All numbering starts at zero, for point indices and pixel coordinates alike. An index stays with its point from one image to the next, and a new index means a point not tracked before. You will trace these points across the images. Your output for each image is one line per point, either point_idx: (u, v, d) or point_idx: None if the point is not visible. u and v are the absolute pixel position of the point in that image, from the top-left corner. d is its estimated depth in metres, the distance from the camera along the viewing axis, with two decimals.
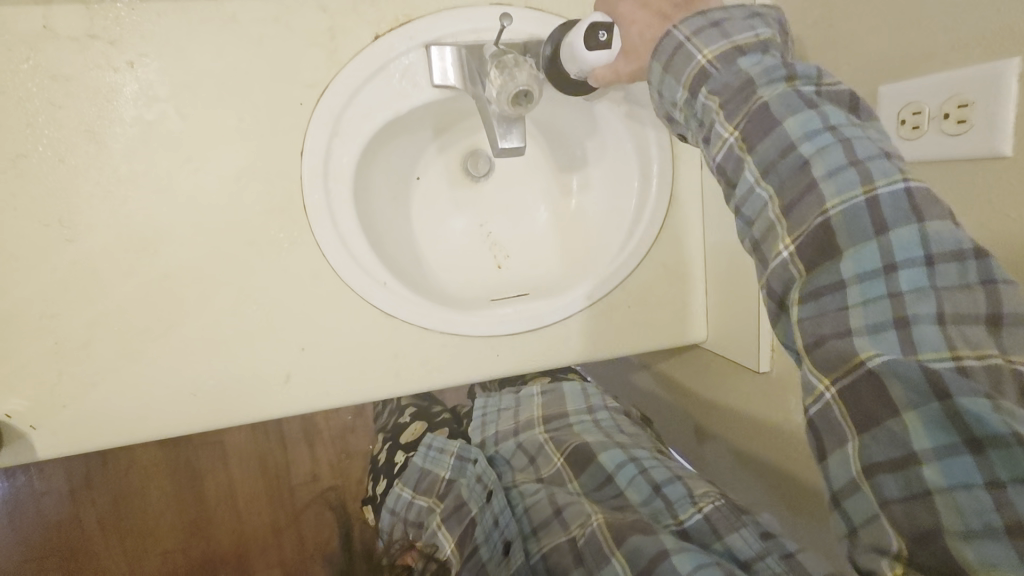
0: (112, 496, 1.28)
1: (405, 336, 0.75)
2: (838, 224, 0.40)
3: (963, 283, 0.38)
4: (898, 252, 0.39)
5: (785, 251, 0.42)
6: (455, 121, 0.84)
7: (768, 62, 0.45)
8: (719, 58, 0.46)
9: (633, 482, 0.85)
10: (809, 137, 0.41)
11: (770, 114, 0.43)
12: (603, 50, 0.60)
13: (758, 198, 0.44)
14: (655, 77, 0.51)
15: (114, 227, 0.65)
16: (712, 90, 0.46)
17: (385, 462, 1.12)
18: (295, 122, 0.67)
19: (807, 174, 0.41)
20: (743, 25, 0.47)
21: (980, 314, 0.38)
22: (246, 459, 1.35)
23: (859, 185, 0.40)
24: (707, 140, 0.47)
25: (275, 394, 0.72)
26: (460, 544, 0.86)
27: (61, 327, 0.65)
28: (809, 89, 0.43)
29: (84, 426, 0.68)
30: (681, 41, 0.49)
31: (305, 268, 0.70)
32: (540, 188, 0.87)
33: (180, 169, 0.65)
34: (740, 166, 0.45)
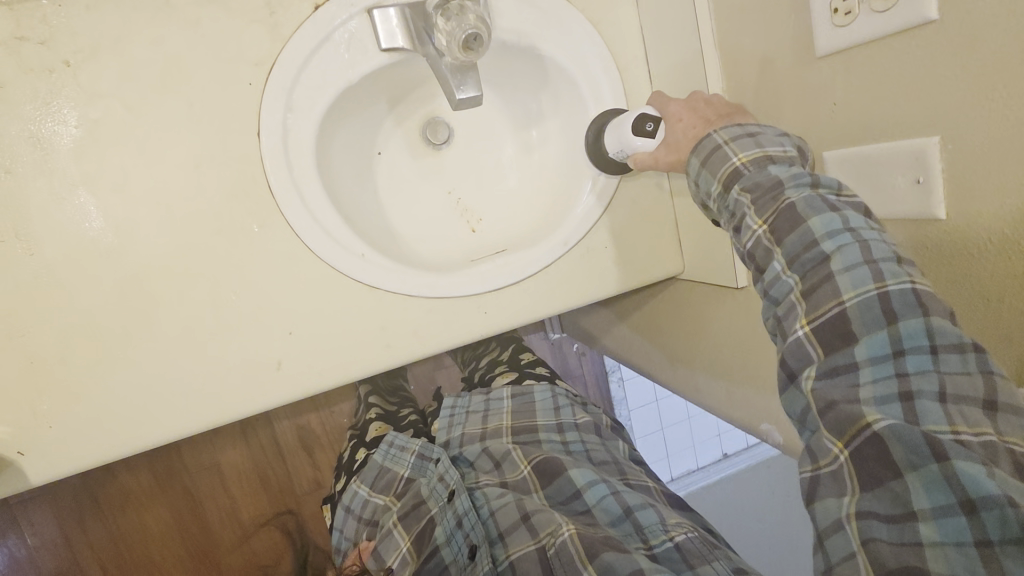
0: (110, 536, 1.24)
1: (390, 308, 0.75)
2: (853, 313, 0.45)
3: (965, 369, 0.42)
4: (904, 338, 0.43)
5: (801, 331, 0.47)
6: (408, 90, 0.83)
7: (795, 170, 0.52)
8: (751, 163, 0.55)
9: (603, 502, 0.77)
10: (831, 236, 0.47)
11: (797, 213, 0.49)
12: (648, 137, 0.70)
13: (784, 283, 0.49)
14: (694, 172, 0.61)
15: (73, 233, 0.63)
16: (744, 188, 0.53)
17: (348, 457, 1.01)
18: (247, 105, 0.66)
19: (827, 265, 0.47)
20: (775, 140, 0.56)
21: (978, 397, 0.41)
22: (245, 477, 1.32)
23: (873, 281, 0.45)
24: (737, 229, 0.54)
25: (267, 382, 0.72)
26: (418, 540, 0.76)
27: (34, 344, 0.63)
28: (832, 196, 0.50)
29: (74, 442, 0.66)
30: (720, 144, 0.58)
31: (278, 252, 0.69)
32: (502, 147, 0.88)
33: (136, 166, 0.64)
34: (766, 254, 0.50)
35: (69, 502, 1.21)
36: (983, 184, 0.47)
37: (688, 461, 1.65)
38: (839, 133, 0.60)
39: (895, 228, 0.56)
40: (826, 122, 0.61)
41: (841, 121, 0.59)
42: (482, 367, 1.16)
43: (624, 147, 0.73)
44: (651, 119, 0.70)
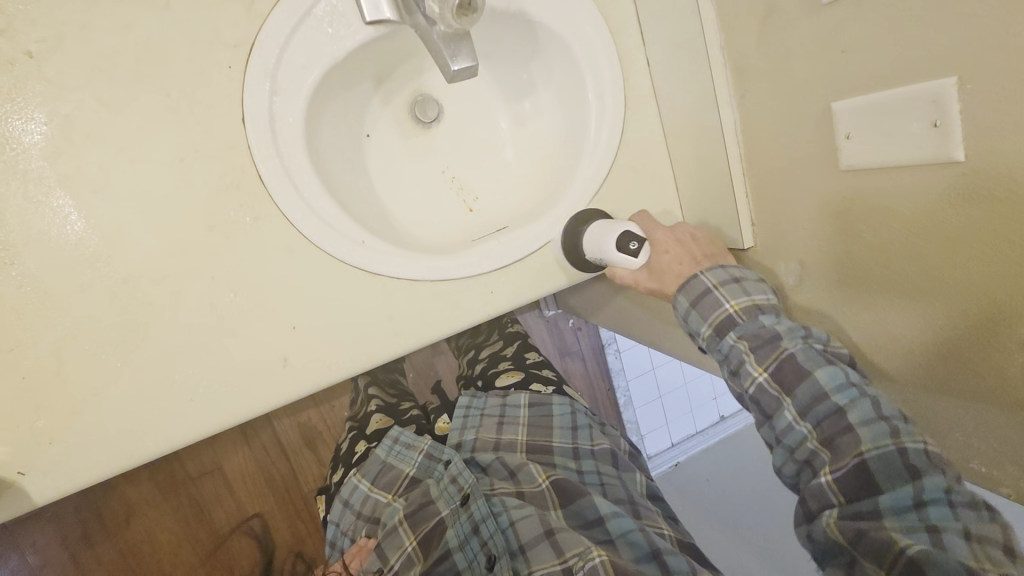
0: (117, 551, 1.21)
1: (396, 295, 0.73)
2: (874, 464, 0.53)
3: (981, 517, 0.50)
4: (927, 491, 0.51)
5: (825, 478, 0.56)
6: (395, 67, 0.80)
7: (783, 322, 0.64)
8: (742, 312, 0.66)
9: (628, 537, 0.70)
10: (838, 389, 0.58)
11: (801, 365, 0.59)
12: (629, 256, 0.72)
13: (797, 432, 0.59)
14: (681, 308, 0.70)
15: (56, 238, 0.59)
16: (741, 336, 0.64)
17: (346, 450, 0.98)
18: (229, 90, 0.62)
19: (845, 418, 0.56)
20: (757, 288, 0.67)
21: (998, 540, 0.49)
22: (251, 479, 1.30)
23: (889, 437, 0.54)
24: (737, 372, 0.64)
25: (275, 380, 0.69)
26: (423, 543, 0.72)
27: (24, 359, 0.59)
28: (820, 346, 0.62)
29: (79, 458, 0.63)
30: (710, 288, 0.68)
31: (276, 245, 0.66)
32: (495, 122, 0.86)
33: (117, 162, 0.60)
34: (774, 401, 0.61)
35: (69, 519, 1.18)
36: (1003, 122, 0.46)
37: (688, 426, 1.67)
38: (850, 83, 0.58)
39: (911, 174, 0.55)
40: (835, 73, 0.60)
41: (852, 70, 0.58)
42: (484, 362, 1.11)
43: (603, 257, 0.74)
44: (636, 238, 0.72)
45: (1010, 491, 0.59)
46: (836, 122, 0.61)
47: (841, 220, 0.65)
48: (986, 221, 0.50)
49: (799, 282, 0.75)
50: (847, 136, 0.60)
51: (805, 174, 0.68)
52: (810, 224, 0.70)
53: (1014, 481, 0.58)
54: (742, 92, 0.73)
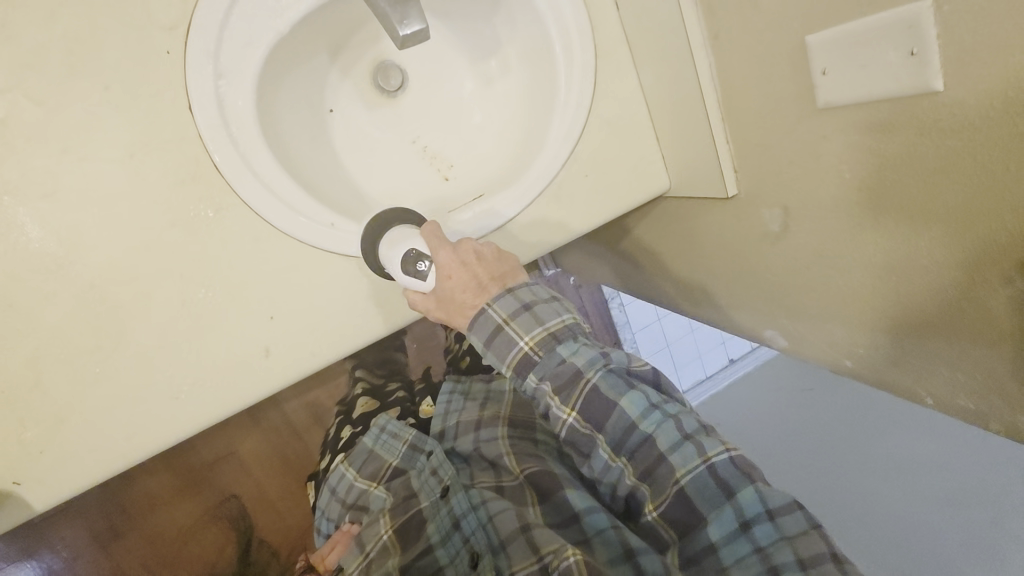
0: (144, 537, 1.26)
1: (373, 276, 0.72)
2: (690, 489, 0.58)
3: (801, 529, 0.55)
4: (746, 510, 0.56)
5: (653, 513, 0.61)
6: (350, 35, 0.76)
7: (582, 350, 0.62)
8: (539, 347, 0.62)
9: (602, 536, 0.64)
10: (645, 416, 0.60)
11: (607, 398, 0.60)
12: (416, 279, 0.63)
13: (614, 466, 0.62)
14: (478, 348, 0.64)
15: (13, 248, 0.57)
16: (544, 377, 0.61)
17: (333, 435, 1.01)
18: (171, 76, 0.59)
19: (656, 446, 0.59)
20: (551, 313, 0.63)
21: (825, 553, 0.53)
22: (265, 459, 1.34)
23: (698, 455, 0.58)
24: (548, 413, 0.63)
25: (258, 370, 0.69)
26: (401, 534, 0.73)
27: (3, 372, 0.59)
28: (620, 368, 0.63)
29: (73, 464, 0.63)
30: (501, 326, 0.62)
31: (243, 234, 0.65)
32: (462, 84, 0.82)
33: (64, 165, 0.58)
34: (587, 437, 0.62)
35: (95, 512, 1.22)
36: (984, 44, 0.43)
37: (696, 371, 1.68)
38: (822, 14, 0.55)
39: (890, 107, 0.52)
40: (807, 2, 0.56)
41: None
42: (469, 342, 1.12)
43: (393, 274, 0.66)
44: (426, 259, 0.62)
45: (999, 426, 0.58)
46: (811, 57, 0.57)
47: (820, 155, 0.62)
48: (964, 153, 0.48)
49: (786, 228, 0.72)
50: (824, 72, 0.56)
51: (785, 115, 0.64)
52: (792, 168, 0.67)
53: (1003, 415, 0.57)
54: (715, 30, 0.69)
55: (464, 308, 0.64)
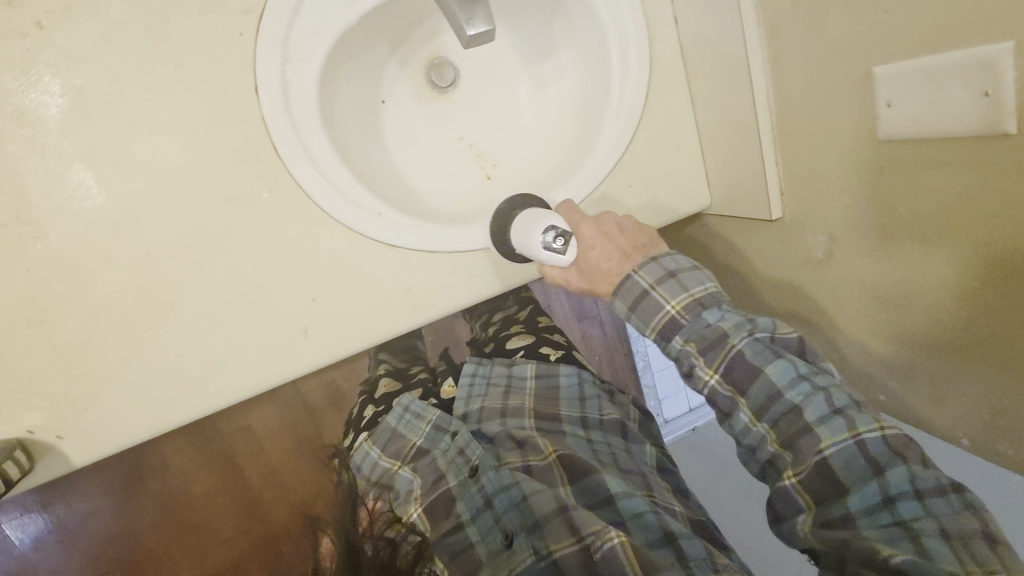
0: (159, 500, 1.30)
1: (416, 266, 0.73)
2: (835, 461, 0.52)
3: (955, 511, 0.48)
4: (892, 486, 0.50)
5: (790, 482, 0.54)
6: (410, 29, 0.78)
7: (728, 316, 0.60)
8: (684, 310, 0.61)
9: (640, 519, 0.70)
10: (792, 385, 0.55)
11: (751, 364, 0.56)
12: (555, 254, 0.64)
13: (754, 432, 0.57)
14: (619, 312, 0.65)
15: (78, 212, 0.60)
16: (688, 339, 0.60)
17: (357, 412, 1.04)
18: (241, 58, 0.61)
19: (802, 417, 0.54)
20: (695, 279, 0.62)
21: (982, 534, 0.46)
22: (279, 436, 1.36)
23: (847, 430, 0.52)
24: (688, 375, 0.61)
25: (296, 351, 0.70)
26: (432, 510, 0.76)
27: (57, 330, 0.61)
28: (766, 337, 0.59)
29: (114, 425, 0.65)
30: (646, 290, 0.63)
31: (294, 215, 0.66)
32: (513, 84, 0.83)
33: (134, 136, 0.60)
34: (729, 401, 0.58)
35: (113, 472, 1.26)
36: None
37: None
38: (890, 45, 0.54)
39: (956, 144, 0.52)
40: (876, 34, 0.55)
41: (892, 31, 0.54)
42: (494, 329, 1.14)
43: (528, 252, 0.67)
44: (561, 234, 0.64)
45: None
46: (875, 87, 0.57)
47: (875, 185, 0.62)
48: None
49: (830, 254, 0.72)
50: (888, 103, 0.56)
51: (842, 142, 0.64)
52: (842, 195, 0.67)
53: None
54: (776, 52, 0.68)
55: (610, 275, 0.65)
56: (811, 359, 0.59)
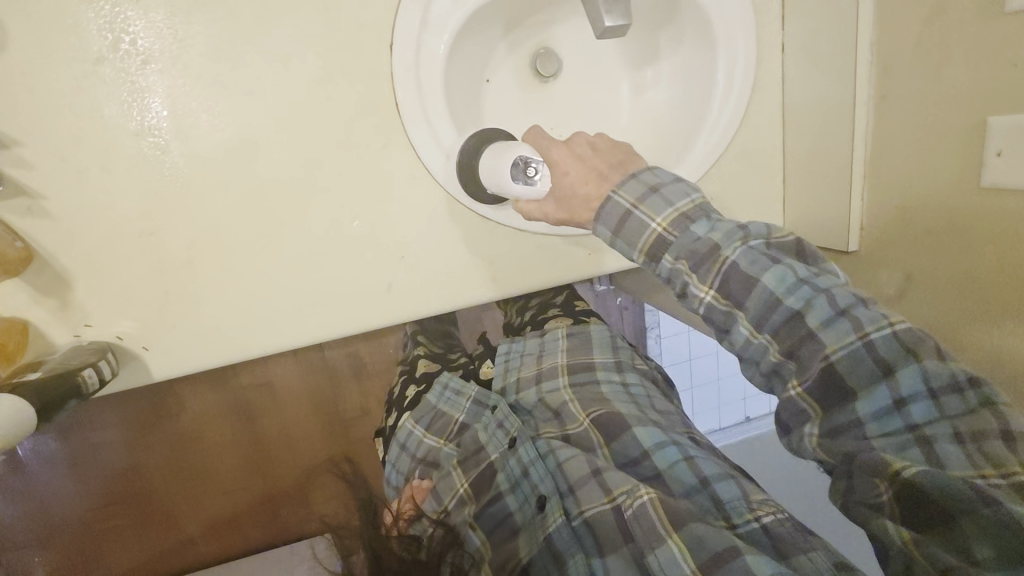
0: (171, 441, 1.29)
1: (501, 241, 0.75)
2: (843, 366, 0.48)
3: (968, 408, 0.46)
4: (904, 387, 0.47)
5: (794, 389, 0.51)
6: (527, 15, 0.79)
7: (718, 227, 0.55)
8: (671, 228, 0.56)
9: (675, 467, 0.72)
10: (792, 292, 0.50)
11: (746, 273, 0.52)
12: (528, 186, 0.63)
13: (758, 345, 0.52)
14: (605, 240, 0.60)
15: (207, 133, 0.61)
16: (680, 257, 0.55)
17: (399, 393, 1.02)
18: (384, 15, 0.63)
19: (805, 324, 0.50)
20: (679, 193, 0.57)
21: (994, 430, 0.45)
22: (297, 397, 1.35)
23: (854, 333, 0.48)
24: (683, 295, 0.56)
25: (377, 304, 0.72)
26: (477, 486, 0.74)
27: (164, 245, 0.63)
28: (761, 244, 0.54)
29: (196, 346, 0.67)
30: (629, 209, 0.58)
31: (401, 171, 0.68)
32: (611, 85, 0.85)
33: (270, 70, 0.62)
34: (726, 315, 0.54)
35: (130, 405, 1.24)
36: None
37: (739, 411, 1.74)
38: (1010, 98, 0.57)
39: None
40: (997, 87, 0.58)
41: (1016, 84, 0.56)
42: (531, 311, 1.12)
43: (501, 189, 0.65)
44: (533, 163, 0.63)
45: None
46: (990, 134, 0.59)
47: (965, 232, 0.64)
48: None
49: (902, 293, 0.74)
50: (999, 153, 0.59)
51: (941, 186, 0.66)
52: (927, 235, 0.69)
53: None
54: (883, 89, 0.71)
55: (589, 202, 0.62)
56: (809, 258, 0.54)
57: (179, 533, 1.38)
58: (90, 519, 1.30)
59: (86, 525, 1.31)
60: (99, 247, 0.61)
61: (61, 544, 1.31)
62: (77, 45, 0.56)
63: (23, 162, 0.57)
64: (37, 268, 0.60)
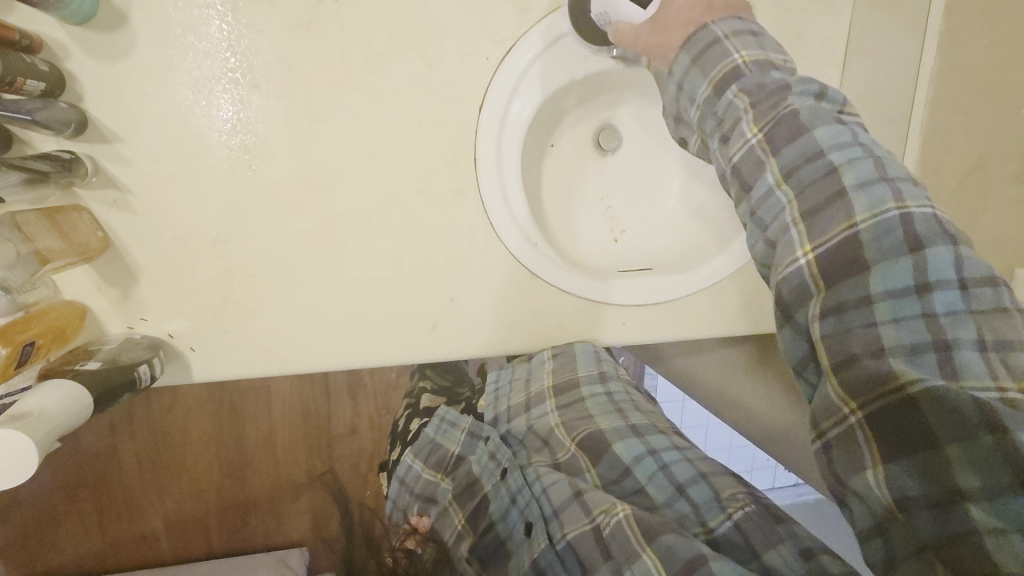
0: (151, 432, 1.19)
1: (544, 299, 0.77)
2: (868, 237, 0.44)
3: (998, 308, 0.43)
4: (933, 274, 0.43)
5: (803, 257, 0.46)
6: (598, 91, 0.78)
7: (798, 78, 0.51)
8: (754, 63, 0.52)
9: (654, 479, 0.73)
10: (840, 147, 0.47)
11: (803, 120, 0.48)
12: (635, 9, 0.61)
13: (777, 199, 0.48)
14: (678, 70, 0.56)
15: (296, 158, 0.64)
16: (742, 90, 0.51)
17: (402, 427, 1.00)
18: (480, 77, 0.67)
19: (839, 179, 0.46)
20: (775, 45, 0.53)
21: (1016, 341, 0.42)
22: (290, 408, 1.23)
23: (891, 200, 0.45)
24: (725, 138, 0.52)
25: (419, 340, 0.74)
26: (472, 518, 0.77)
27: (233, 254, 0.65)
28: (835, 109, 0.50)
29: (241, 355, 0.68)
30: (719, 39, 0.53)
31: (467, 221, 0.71)
32: (670, 167, 0.82)
33: (365, 110, 0.65)
34: (757, 165, 0.50)
35: None
36: None
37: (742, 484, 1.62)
38: None
39: None
40: None
41: None
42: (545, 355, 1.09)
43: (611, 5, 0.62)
44: None
45: None
46: None
47: None
48: None
49: None
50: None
51: None
52: None
53: None
54: None
55: (687, 24, 0.56)
56: None
57: (140, 529, 1.24)
58: (53, 506, 1.19)
59: (45, 513, 1.19)
60: (171, 247, 0.63)
61: (16, 523, 1.19)
62: (195, 60, 0.59)
63: (122, 159, 0.60)
64: (110, 257, 0.62)
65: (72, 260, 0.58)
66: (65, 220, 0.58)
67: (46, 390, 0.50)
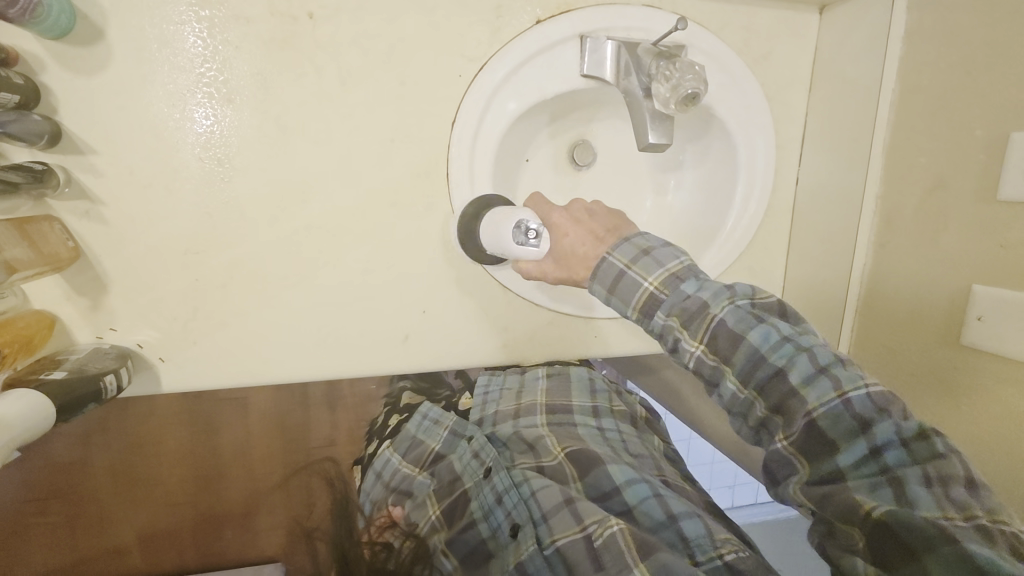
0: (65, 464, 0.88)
1: (516, 312, 0.78)
2: (823, 423, 0.46)
3: (935, 454, 0.44)
4: (879, 440, 0.45)
5: (781, 444, 0.49)
6: (574, 108, 0.79)
7: (708, 285, 0.53)
8: (664, 286, 0.54)
9: (644, 504, 0.66)
10: (776, 350, 0.49)
11: (732, 329, 0.50)
12: (528, 250, 0.62)
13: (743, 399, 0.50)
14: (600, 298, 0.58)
15: (268, 171, 0.65)
16: (670, 313, 0.53)
17: (381, 424, 0.94)
18: (452, 95, 0.69)
19: (789, 381, 0.48)
20: (671, 253, 0.55)
21: (961, 477, 0.43)
22: (262, 427, 0.93)
23: (833, 391, 0.47)
24: (675, 350, 0.54)
25: (391, 352, 0.75)
26: (448, 513, 0.72)
27: (205, 265, 0.66)
28: (747, 302, 0.52)
29: (210, 365, 0.69)
30: (623, 271, 0.56)
31: (439, 234, 0.72)
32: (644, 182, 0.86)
33: (338, 125, 0.66)
34: (713, 370, 0.51)
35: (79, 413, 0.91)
36: None
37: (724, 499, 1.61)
38: (1001, 273, 0.63)
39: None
40: (985, 260, 0.64)
41: (1009, 264, 0.62)
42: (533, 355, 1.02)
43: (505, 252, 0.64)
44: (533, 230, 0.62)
45: None
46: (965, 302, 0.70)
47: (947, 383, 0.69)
48: None
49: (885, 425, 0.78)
50: (980, 318, 0.64)
51: (925, 335, 0.72)
52: (910, 380, 0.74)
53: None
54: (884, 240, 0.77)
55: (586, 260, 0.60)
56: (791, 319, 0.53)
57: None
58: None
59: None
60: (143, 258, 0.64)
61: None
62: (170, 73, 0.60)
63: (94, 169, 0.61)
64: (80, 267, 0.63)
65: (41, 270, 0.59)
66: (35, 230, 0.58)
67: (7, 399, 0.51)
